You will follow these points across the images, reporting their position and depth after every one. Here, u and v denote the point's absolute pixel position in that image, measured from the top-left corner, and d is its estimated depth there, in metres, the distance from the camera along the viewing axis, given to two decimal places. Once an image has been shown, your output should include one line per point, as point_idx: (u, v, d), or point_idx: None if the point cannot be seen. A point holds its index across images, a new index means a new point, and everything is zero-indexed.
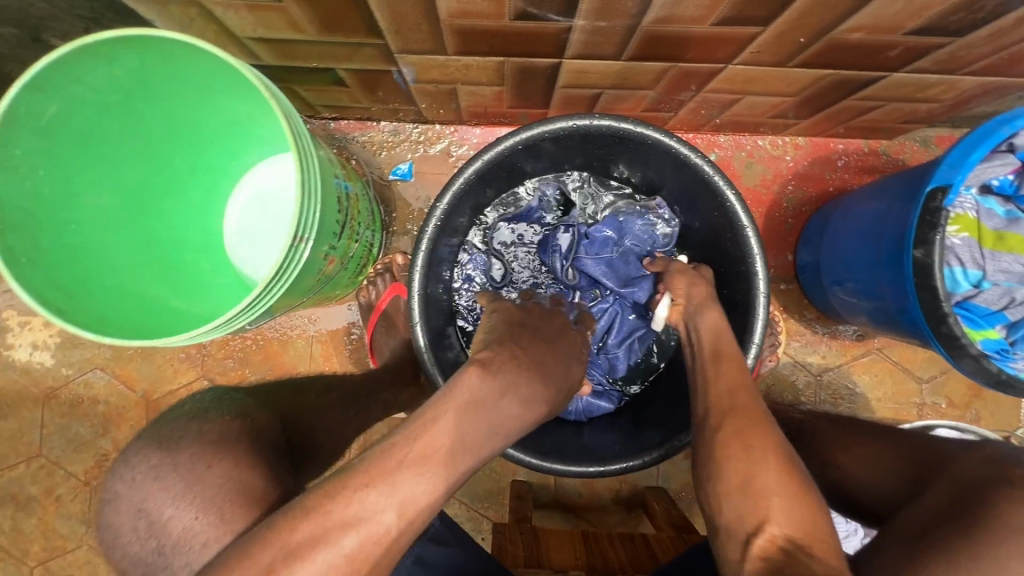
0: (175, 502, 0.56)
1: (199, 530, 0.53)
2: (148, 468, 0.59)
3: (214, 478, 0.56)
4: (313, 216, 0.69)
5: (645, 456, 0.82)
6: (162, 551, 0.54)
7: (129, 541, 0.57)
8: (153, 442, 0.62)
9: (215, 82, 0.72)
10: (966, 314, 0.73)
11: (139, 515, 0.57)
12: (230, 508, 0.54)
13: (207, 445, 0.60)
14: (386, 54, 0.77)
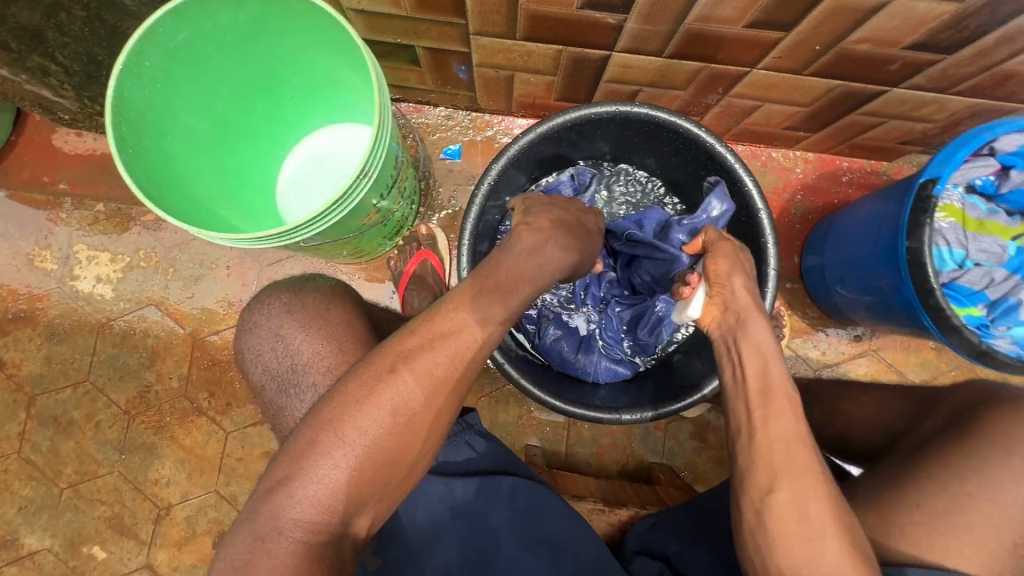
0: (305, 331, 0.69)
1: (322, 354, 0.67)
2: (282, 304, 0.71)
3: (336, 318, 0.70)
4: (380, 156, 0.78)
5: (659, 412, 0.90)
6: (295, 369, 0.67)
7: (264, 363, 0.69)
8: (285, 285, 0.75)
9: (316, 45, 0.85)
10: (952, 293, 0.84)
11: (275, 337, 0.69)
12: (346, 342, 0.68)
13: (327, 294, 0.73)
14: (462, 34, 0.91)
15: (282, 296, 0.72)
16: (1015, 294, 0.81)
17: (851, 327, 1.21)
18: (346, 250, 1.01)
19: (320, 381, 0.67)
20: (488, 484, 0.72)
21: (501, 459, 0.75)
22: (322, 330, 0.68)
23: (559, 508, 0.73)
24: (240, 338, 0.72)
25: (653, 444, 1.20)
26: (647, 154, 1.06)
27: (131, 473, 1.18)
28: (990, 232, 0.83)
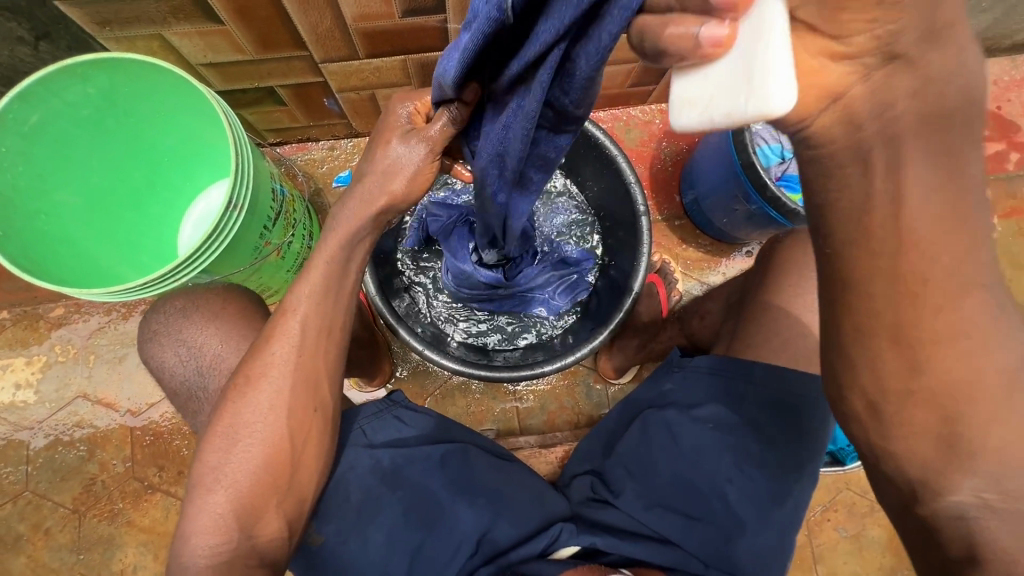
0: (202, 331, 0.82)
1: (223, 349, 0.81)
2: (176, 310, 0.85)
3: (227, 315, 0.84)
4: (246, 189, 0.85)
5: (576, 354, 0.97)
6: (202, 370, 0.81)
7: (172, 370, 0.82)
8: (176, 294, 0.88)
9: (170, 100, 0.93)
10: (788, 184, 0.96)
11: (178, 342, 0.82)
12: (241, 336, 0.82)
13: (217, 294, 0.86)
14: (312, 65, 0.99)
15: (177, 302, 0.86)
16: None
17: (740, 245, 1.33)
18: (251, 289, 1.05)
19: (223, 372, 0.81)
20: (416, 453, 0.76)
21: (433, 429, 0.79)
22: (218, 325, 0.82)
23: (484, 461, 0.80)
24: (145, 350, 0.84)
25: (596, 397, 1.26)
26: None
27: (93, 571, 1.15)
28: None
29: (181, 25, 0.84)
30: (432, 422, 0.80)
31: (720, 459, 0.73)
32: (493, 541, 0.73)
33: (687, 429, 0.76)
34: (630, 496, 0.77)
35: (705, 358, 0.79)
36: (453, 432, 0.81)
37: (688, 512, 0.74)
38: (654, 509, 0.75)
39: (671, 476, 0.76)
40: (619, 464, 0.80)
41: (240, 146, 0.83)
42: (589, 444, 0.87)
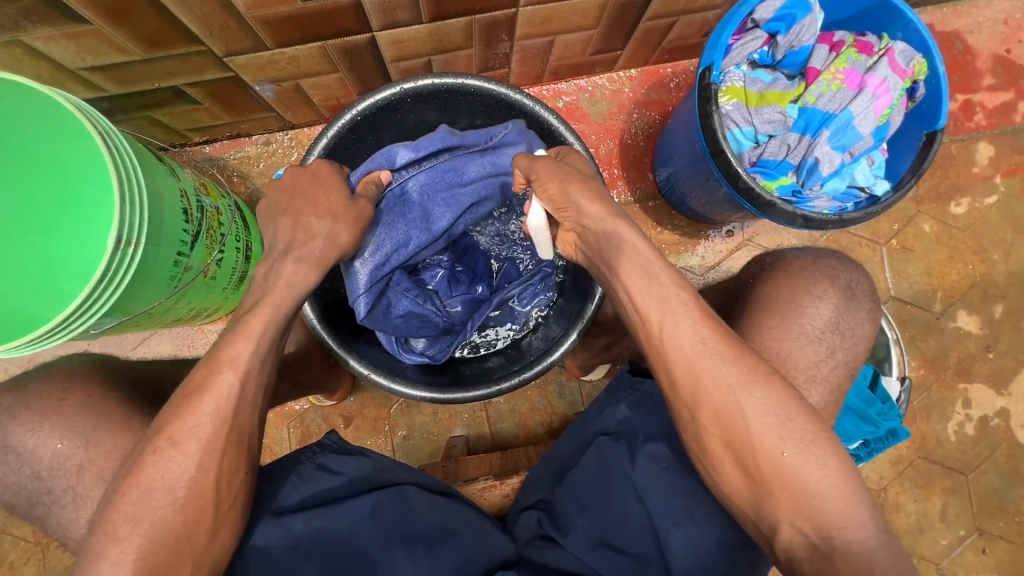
0: (34, 431, 0.69)
1: (63, 451, 0.69)
2: (4, 408, 0.71)
3: (66, 407, 0.70)
4: (139, 219, 0.75)
5: (539, 364, 0.90)
6: (41, 477, 0.69)
7: (3, 481, 0.70)
8: (8, 384, 0.74)
9: (51, 116, 0.83)
10: (763, 170, 0.86)
11: (3, 449, 0.69)
12: (88, 431, 0.70)
13: (59, 380, 0.73)
14: (215, 60, 0.86)
15: (3, 400, 0.71)
16: (812, 153, 0.83)
17: (720, 225, 1.23)
18: (181, 314, 0.97)
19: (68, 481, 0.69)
20: (345, 506, 0.71)
21: (366, 476, 0.74)
22: (57, 424, 0.69)
23: (426, 502, 0.75)
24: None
25: (570, 396, 1.20)
26: (464, 120, 1.03)
27: None
28: (773, 98, 0.86)
29: (41, 29, 0.71)
30: (368, 465, 0.75)
31: (673, 502, 0.68)
32: None
33: (637, 467, 0.71)
34: (578, 534, 0.72)
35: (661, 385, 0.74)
36: (392, 474, 0.76)
37: (635, 553, 0.69)
38: (601, 550, 0.71)
39: (620, 514, 0.71)
40: (571, 493, 0.75)
41: (126, 171, 0.73)
42: (542, 472, 0.82)
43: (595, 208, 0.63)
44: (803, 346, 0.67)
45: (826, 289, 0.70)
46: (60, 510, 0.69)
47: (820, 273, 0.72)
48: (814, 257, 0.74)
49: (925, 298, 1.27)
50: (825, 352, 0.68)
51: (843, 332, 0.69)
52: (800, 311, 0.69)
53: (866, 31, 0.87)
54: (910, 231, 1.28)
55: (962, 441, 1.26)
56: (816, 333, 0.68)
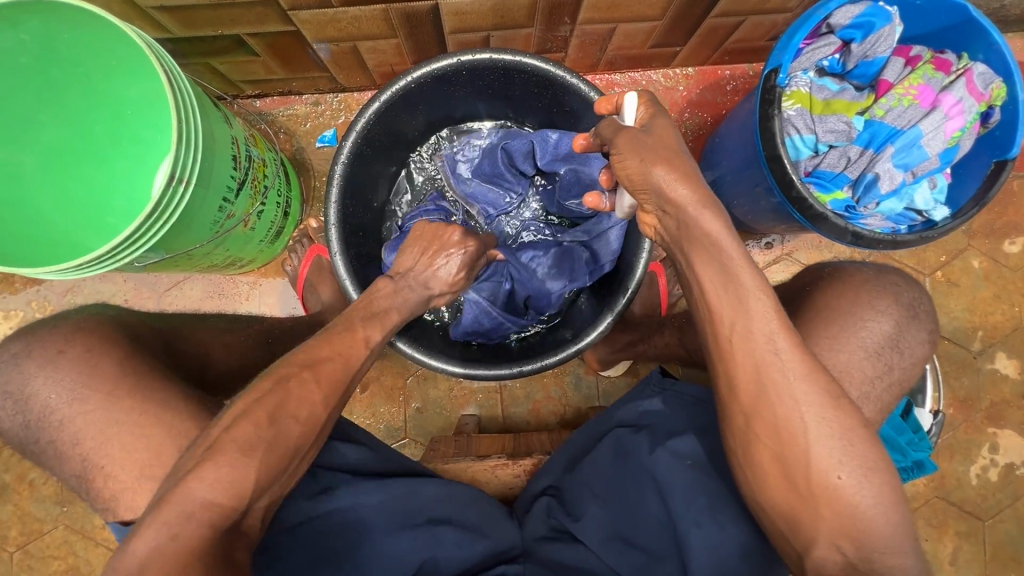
0: (32, 376, 0.67)
1: (53, 403, 0.66)
2: (11, 355, 0.69)
3: (64, 358, 0.68)
4: (193, 160, 0.76)
5: (562, 352, 0.88)
6: (31, 426, 0.67)
7: (3, 424, 0.69)
8: (20, 333, 0.72)
9: (119, 53, 0.82)
10: (818, 181, 0.84)
11: (4, 393, 0.68)
12: (80, 383, 0.66)
13: (62, 331, 0.70)
14: (280, 13, 0.87)
15: (12, 347, 0.69)
16: (872, 168, 0.81)
17: (760, 236, 1.20)
18: (218, 259, 0.98)
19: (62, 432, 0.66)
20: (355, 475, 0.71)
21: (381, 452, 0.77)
22: (56, 375, 0.66)
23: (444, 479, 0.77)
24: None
25: (586, 389, 1.20)
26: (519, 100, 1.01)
27: (76, 523, 1.17)
28: (839, 107, 0.83)
29: None
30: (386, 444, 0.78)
31: (690, 499, 0.69)
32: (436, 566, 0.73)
33: (658, 461, 0.72)
34: (590, 522, 0.75)
35: (691, 386, 0.76)
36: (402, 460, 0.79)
37: (647, 548, 0.71)
38: (612, 540, 0.73)
39: (635, 508, 0.73)
40: (585, 482, 0.78)
41: (185, 111, 0.74)
42: (556, 461, 0.84)
43: (683, 187, 0.56)
44: (860, 359, 0.65)
45: (889, 305, 0.68)
46: (50, 460, 0.67)
47: (883, 287, 0.70)
48: (877, 273, 0.72)
49: (964, 335, 1.23)
50: (883, 368, 0.66)
51: (903, 349, 0.67)
52: (859, 322, 0.67)
53: (944, 49, 0.84)
54: (959, 264, 1.23)
55: (984, 486, 1.22)
56: (875, 350, 0.66)
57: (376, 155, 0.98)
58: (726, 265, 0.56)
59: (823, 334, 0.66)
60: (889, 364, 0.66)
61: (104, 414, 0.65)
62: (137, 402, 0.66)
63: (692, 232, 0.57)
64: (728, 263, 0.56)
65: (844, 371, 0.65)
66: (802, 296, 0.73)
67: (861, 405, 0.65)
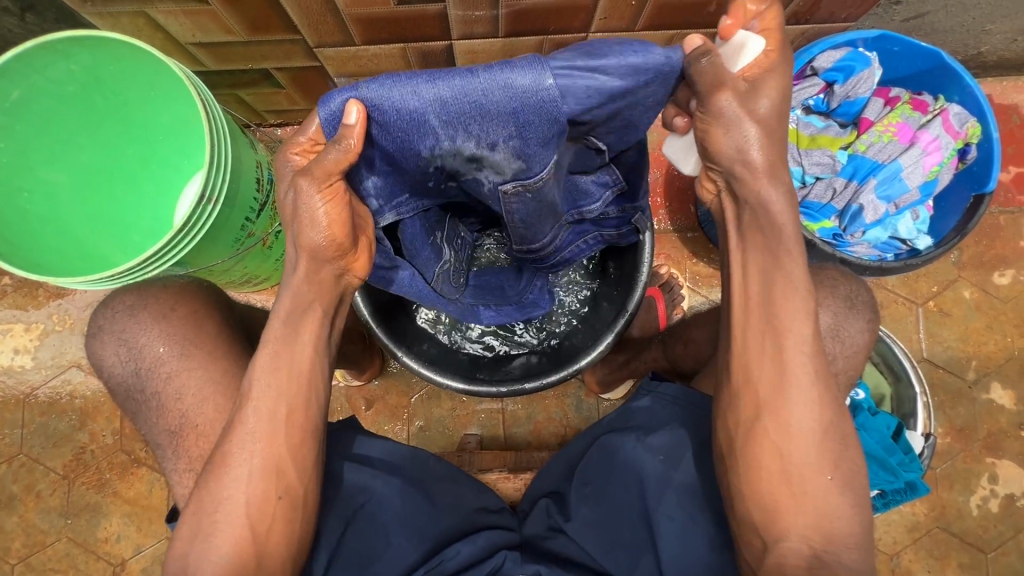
0: (146, 330, 0.81)
1: (162, 357, 0.79)
2: (124, 307, 0.83)
3: (175, 317, 0.82)
4: (221, 182, 0.82)
5: (563, 370, 0.92)
6: (140, 374, 0.80)
7: (110, 367, 0.81)
8: (131, 289, 0.86)
9: (158, 82, 0.88)
10: (807, 212, 0.90)
11: (120, 341, 0.81)
12: (184, 343, 0.80)
13: (170, 292, 0.84)
14: (307, 50, 0.94)
15: (127, 299, 0.84)
16: (857, 200, 0.86)
17: None
18: (236, 276, 1.03)
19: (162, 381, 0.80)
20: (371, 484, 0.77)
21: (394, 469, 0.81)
22: (167, 330, 0.80)
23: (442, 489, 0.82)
24: (90, 345, 0.83)
25: (587, 411, 1.22)
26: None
27: (80, 536, 1.18)
28: (824, 142, 0.89)
29: (166, 3, 0.80)
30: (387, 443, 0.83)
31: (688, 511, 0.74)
32: (441, 565, 0.75)
33: (639, 456, 0.76)
34: (579, 522, 0.78)
35: (669, 385, 0.79)
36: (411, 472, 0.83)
37: (630, 546, 0.75)
38: (601, 541, 0.77)
39: (620, 508, 0.77)
40: (582, 489, 0.79)
41: (217, 138, 0.80)
42: (555, 465, 0.87)
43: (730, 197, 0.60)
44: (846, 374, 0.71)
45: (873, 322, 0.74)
46: (148, 410, 0.80)
47: (866, 302, 0.75)
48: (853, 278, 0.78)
49: (958, 364, 1.25)
50: None
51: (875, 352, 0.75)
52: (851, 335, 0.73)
53: (922, 90, 0.90)
54: (950, 295, 1.26)
55: (985, 516, 1.22)
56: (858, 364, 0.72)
57: None
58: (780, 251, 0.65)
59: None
60: None
61: (205, 375, 0.79)
62: (232, 372, 0.80)
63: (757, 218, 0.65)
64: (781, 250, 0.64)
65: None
66: None
67: None
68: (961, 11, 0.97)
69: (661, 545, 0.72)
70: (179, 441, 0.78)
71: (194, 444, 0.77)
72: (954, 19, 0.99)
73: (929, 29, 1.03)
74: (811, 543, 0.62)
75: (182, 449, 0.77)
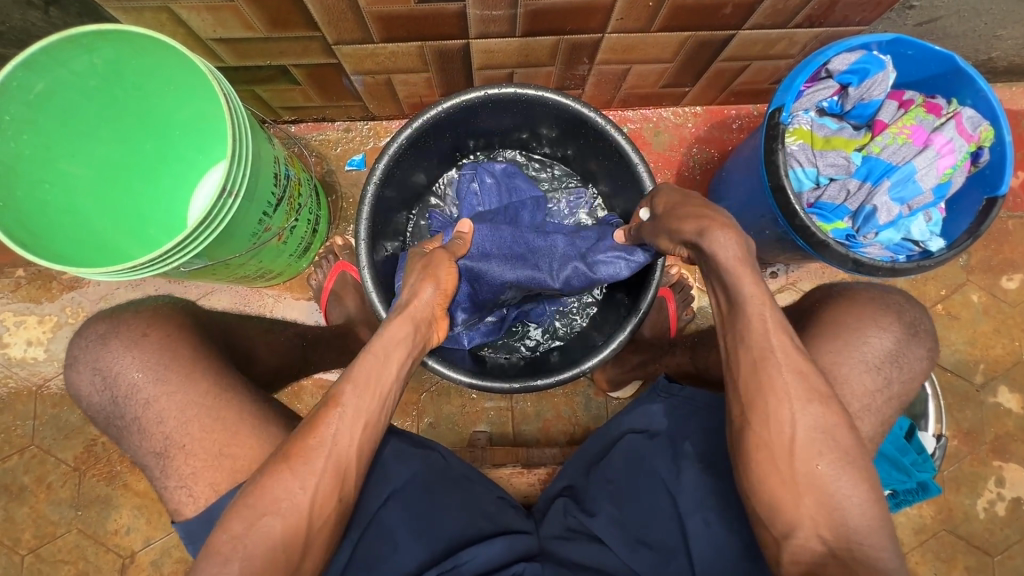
0: (119, 357, 0.77)
1: (138, 382, 0.76)
2: (98, 335, 0.80)
3: (148, 342, 0.78)
4: (242, 176, 0.83)
5: (577, 368, 0.92)
6: (117, 402, 0.76)
7: (88, 397, 0.78)
8: (103, 317, 0.82)
9: (179, 77, 0.89)
10: (820, 212, 0.91)
11: (94, 370, 0.78)
12: (160, 367, 0.77)
13: (144, 317, 0.81)
14: (325, 46, 0.95)
15: (98, 328, 0.80)
16: (871, 201, 0.87)
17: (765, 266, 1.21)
18: (251, 270, 1.04)
19: (137, 409, 0.76)
20: (387, 477, 0.78)
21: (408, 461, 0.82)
22: (143, 355, 0.77)
23: (454, 482, 0.82)
24: (68, 376, 0.79)
25: (596, 410, 1.23)
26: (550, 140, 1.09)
27: (90, 528, 1.19)
28: (838, 144, 0.90)
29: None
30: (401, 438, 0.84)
31: (702, 506, 0.74)
32: (456, 568, 0.73)
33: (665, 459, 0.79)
34: (604, 518, 0.79)
35: (701, 392, 0.82)
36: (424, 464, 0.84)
37: (658, 546, 0.75)
38: (625, 538, 0.77)
39: (648, 509, 0.78)
40: (606, 490, 0.82)
41: (239, 132, 0.81)
42: (572, 465, 0.91)
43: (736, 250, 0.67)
44: (864, 372, 0.72)
45: (890, 320, 0.74)
46: (130, 435, 0.76)
47: (884, 302, 0.76)
48: (881, 293, 0.78)
49: (966, 367, 1.26)
50: (883, 379, 0.73)
51: (903, 364, 0.73)
52: (867, 334, 0.73)
53: (935, 93, 0.91)
54: (958, 298, 1.27)
55: (991, 520, 1.22)
56: (875, 361, 0.73)
57: (403, 179, 1.04)
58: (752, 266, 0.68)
59: (820, 342, 0.73)
60: (890, 372, 0.73)
61: (185, 397, 0.76)
62: (223, 383, 0.78)
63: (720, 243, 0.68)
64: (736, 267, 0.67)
65: (847, 379, 0.71)
66: (813, 309, 0.80)
67: (866, 415, 0.72)
68: (974, 16, 0.98)
69: (691, 545, 0.73)
70: (166, 462, 0.74)
71: (183, 463, 0.73)
72: (967, 24, 1.00)
73: (941, 33, 1.03)
74: (830, 539, 0.62)
75: (169, 470, 0.74)
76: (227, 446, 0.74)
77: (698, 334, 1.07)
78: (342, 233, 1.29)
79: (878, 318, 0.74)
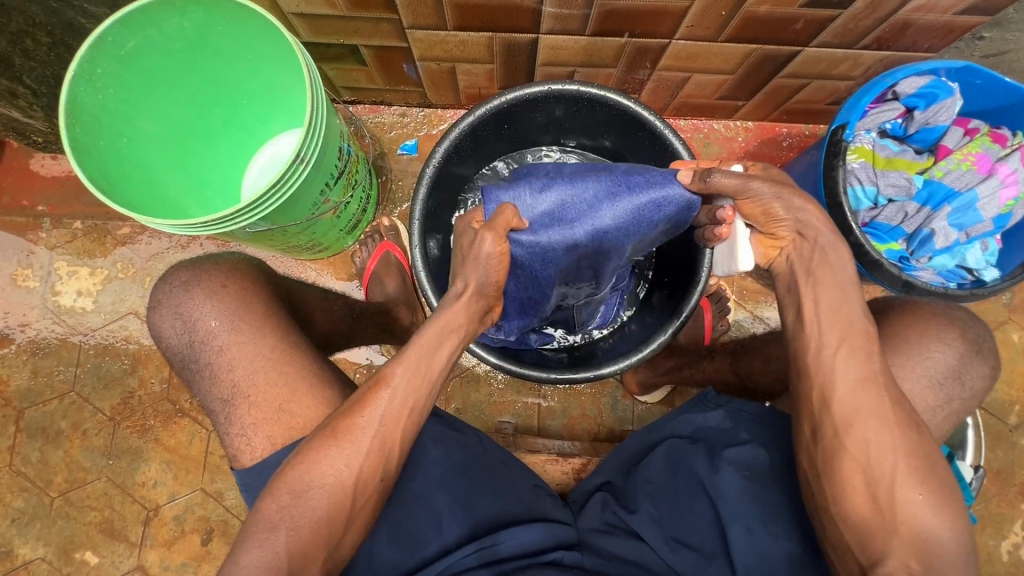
0: (202, 303, 0.80)
1: (215, 330, 0.79)
2: (180, 282, 0.82)
3: (226, 295, 0.81)
4: (313, 147, 0.85)
5: (618, 364, 0.90)
6: (194, 345, 0.80)
7: (167, 339, 0.82)
8: (184, 265, 0.85)
9: (258, 50, 0.93)
10: (875, 232, 0.93)
11: (176, 314, 0.81)
12: (236, 316, 0.80)
13: (223, 269, 0.84)
14: (399, 29, 0.98)
15: (182, 275, 0.83)
16: (928, 225, 0.89)
17: None
18: (303, 242, 1.07)
19: (213, 356, 0.79)
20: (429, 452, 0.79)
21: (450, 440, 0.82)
22: (222, 306, 0.80)
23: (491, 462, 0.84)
24: (151, 317, 0.83)
25: (622, 412, 1.23)
26: (605, 132, 1.08)
27: (118, 477, 1.22)
28: (900, 166, 0.91)
29: None
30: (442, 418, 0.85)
31: (740, 504, 0.75)
32: (496, 546, 0.75)
33: (712, 472, 0.78)
34: (644, 516, 0.80)
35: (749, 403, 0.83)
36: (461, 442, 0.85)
37: (698, 547, 0.76)
38: (664, 536, 0.78)
39: (687, 511, 0.79)
40: (646, 486, 0.83)
41: (316, 103, 0.83)
42: (610, 463, 0.92)
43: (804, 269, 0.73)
44: (918, 388, 0.73)
45: (953, 338, 0.74)
46: (202, 379, 0.79)
47: (947, 320, 0.76)
48: (944, 308, 0.78)
49: (1000, 407, 1.24)
50: (938, 398, 0.73)
51: (963, 383, 0.74)
52: (923, 351, 0.74)
53: (1001, 124, 0.91)
54: (999, 336, 1.25)
55: (1015, 563, 1.20)
56: (930, 380, 0.73)
57: (460, 165, 1.06)
58: (847, 288, 0.71)
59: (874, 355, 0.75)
60: (946, 392, 0.73)
61: (255, 347, 0.78)
62: (283, 342, 0.80)
63: (821, 260, 0.72)
64: (838, 283, 0.71)
65: None
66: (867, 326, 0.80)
67: None
68: None
69: (734, 553, 0.73)
70: (232, 409, 0.77)
71: (246, 414, 0.76)
72: None
73: (1007, 67, 1.04)
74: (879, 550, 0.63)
75: (233, 417, 0.77)
76: (289, 403, 0.76)
77: (735, 343, 1.10)
78: (387, 214, 1.31)
79: (937, 339, 0.74)
